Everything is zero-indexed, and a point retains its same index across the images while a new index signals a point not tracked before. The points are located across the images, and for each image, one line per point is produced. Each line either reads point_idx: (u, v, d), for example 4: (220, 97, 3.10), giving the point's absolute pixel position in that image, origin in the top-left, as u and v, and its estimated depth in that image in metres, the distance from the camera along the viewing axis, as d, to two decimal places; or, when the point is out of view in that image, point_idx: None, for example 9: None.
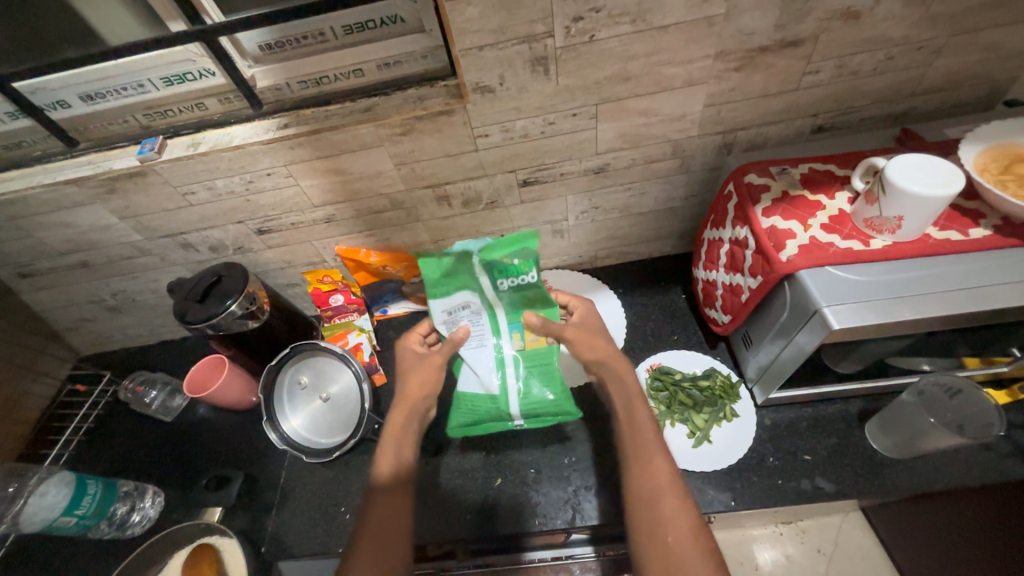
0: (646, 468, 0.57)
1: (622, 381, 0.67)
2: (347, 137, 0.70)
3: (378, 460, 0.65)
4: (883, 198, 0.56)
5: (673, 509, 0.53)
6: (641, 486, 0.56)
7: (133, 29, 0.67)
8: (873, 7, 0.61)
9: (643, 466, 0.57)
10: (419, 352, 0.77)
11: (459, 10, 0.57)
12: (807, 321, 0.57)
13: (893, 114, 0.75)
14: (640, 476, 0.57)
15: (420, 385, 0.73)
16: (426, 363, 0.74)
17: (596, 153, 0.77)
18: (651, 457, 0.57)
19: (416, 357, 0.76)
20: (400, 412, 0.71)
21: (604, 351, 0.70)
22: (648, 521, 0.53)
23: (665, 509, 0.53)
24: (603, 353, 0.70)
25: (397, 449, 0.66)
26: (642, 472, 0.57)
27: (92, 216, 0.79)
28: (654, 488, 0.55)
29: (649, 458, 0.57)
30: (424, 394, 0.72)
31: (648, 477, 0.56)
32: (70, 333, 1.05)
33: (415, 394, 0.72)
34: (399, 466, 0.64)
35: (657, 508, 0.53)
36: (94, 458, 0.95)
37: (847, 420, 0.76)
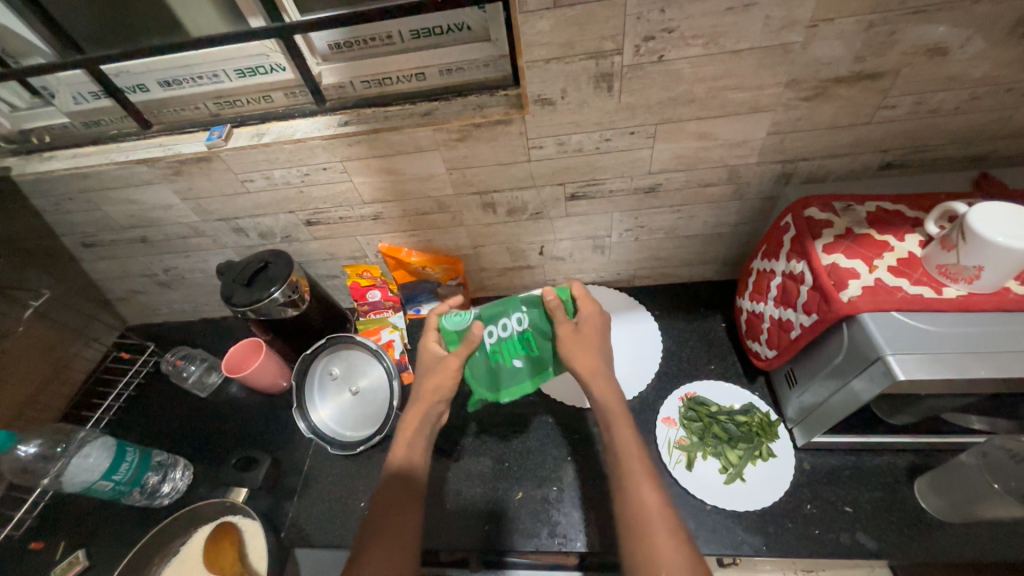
0: (632, 503, 0.55)
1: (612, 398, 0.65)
2: (405, 139, 0.72)
3: (393, 453, 0.65)
4: (962, 245, 0.53)
5: (664, 542, 0.51)
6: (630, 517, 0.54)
7: (216, 22, 0.70)
8: (963, 44, 0.58)
9: (631, 499, 0.55)
10: (435, 353, 0.72)
11: (531, 23, 0.57)
12: (866, 368, 0.54)
13: (970, 156, 0.71)
14: (628, 512, 0.55)
15: (435, 384, 0.69)
16: (442, 365, 0.70)
17: (648, 172, 0.76)
18: (638, 486, 0.56)
19: (433, 358, 0.72)
20: (414, 413, 0.68)
21: (586, 359, 0.67)
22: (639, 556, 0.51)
23: (654, 544, 0.51)
24: (590, 358, 0.67)
25: (415, 445, 0.66)
26: (631, 505, 0.55)
27: (156, 195, 0.83)
28: (644, 521, 0.53)
29: (636, 488, 0.56)
30: (440, 395, 0.69)
31: (635, 508, 0.55)
32: (122, 302, 1.10)
33: (427, 391, 0.69)
34: (410, 463, 0.64)
35: (644, 542, 0.52)
36: (130, 426, 0.99)
37: (894, 474, 0.72)
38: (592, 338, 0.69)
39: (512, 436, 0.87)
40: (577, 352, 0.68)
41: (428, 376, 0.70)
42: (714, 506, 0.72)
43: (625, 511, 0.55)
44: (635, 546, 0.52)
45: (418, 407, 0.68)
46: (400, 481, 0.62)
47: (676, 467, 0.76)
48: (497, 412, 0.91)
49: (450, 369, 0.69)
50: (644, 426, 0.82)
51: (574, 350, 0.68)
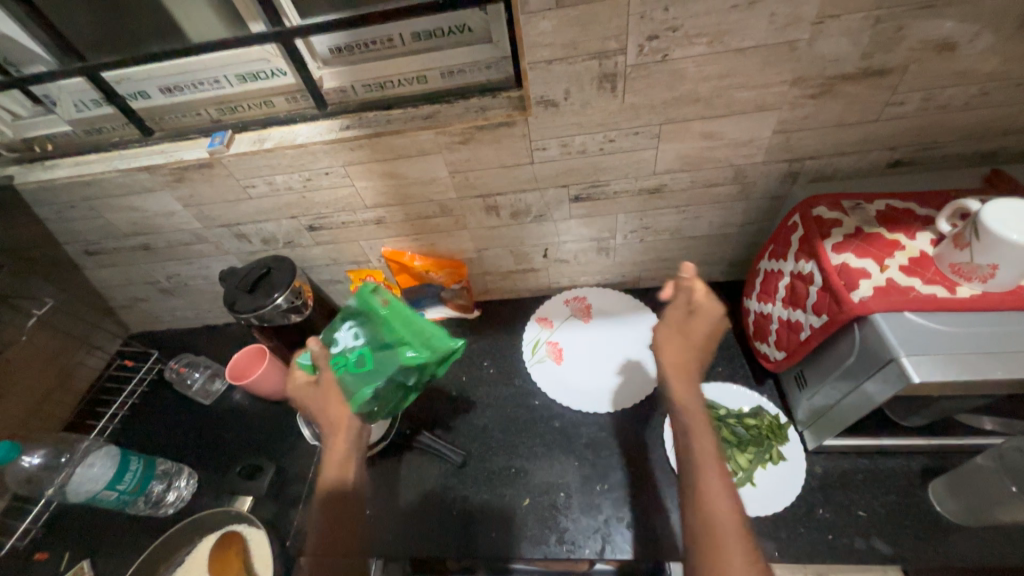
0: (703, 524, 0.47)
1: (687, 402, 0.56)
2: (407, 142, 0.71)
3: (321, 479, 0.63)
4: (976, 243, 0.52)
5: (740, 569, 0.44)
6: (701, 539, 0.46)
7: (216, 28, 0.70)
8: (972, 39, 0.57)
9: (699, 519, 0.47)
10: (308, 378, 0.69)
11: (533, 24, 0.56)
12: (880, 370, 0.53)
13: (981, 152, 0.70)
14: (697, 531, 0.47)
15: (340, 404, 0.67)
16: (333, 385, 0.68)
17: (653, 173, 0.75)
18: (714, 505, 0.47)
19: (308, 383, 0.69)
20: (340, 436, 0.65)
21: (681, 358, 0.57)
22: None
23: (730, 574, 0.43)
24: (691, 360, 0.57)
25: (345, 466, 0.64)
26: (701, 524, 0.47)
27: (158, 202, 0.83)
28: (715, 546, 0.45)
29: (710, 508, 0.47)
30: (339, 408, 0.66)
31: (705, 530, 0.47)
32: (125, 310, 1.10)
33: (343, 409, 0.67)
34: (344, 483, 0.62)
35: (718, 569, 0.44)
36: (134, 434, 0.98)
37: (908, 477, 0.71)
38: (692, 334, 0.58)
39: (518, 441, 0.87)
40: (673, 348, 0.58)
41: (317, 397, 0.68)
42: None
43: (695, 534, 0.47)
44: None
45: (341, 432, 0.65)
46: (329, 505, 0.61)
47: None
48: (502, 417, 0.90)
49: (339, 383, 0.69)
50: None
51: (669, 346, 0.58)
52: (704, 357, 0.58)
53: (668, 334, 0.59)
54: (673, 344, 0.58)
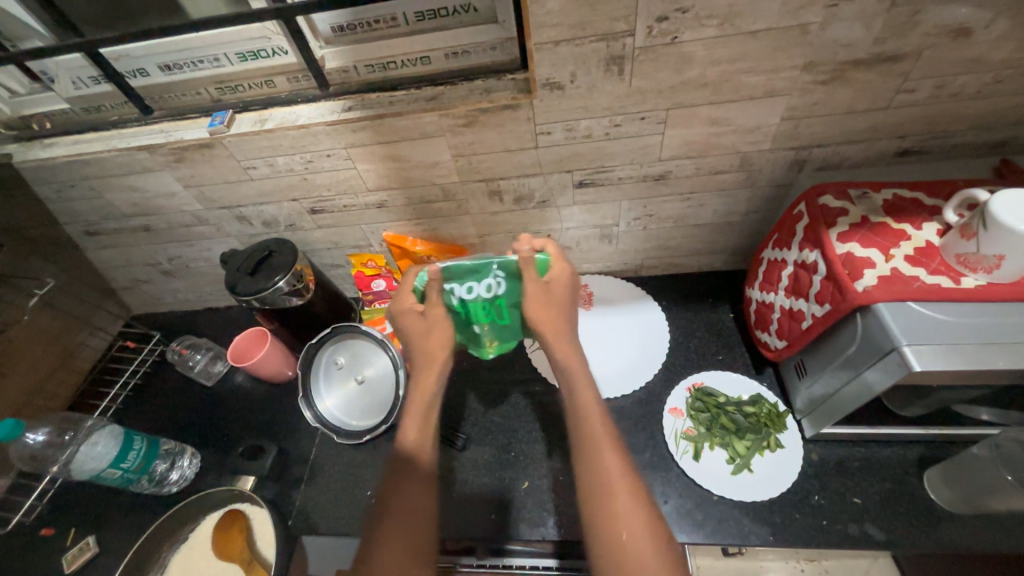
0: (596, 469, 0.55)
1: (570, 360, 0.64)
2: (410, 125, 0.70)
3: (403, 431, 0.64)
4: (983, 234, 0.52)
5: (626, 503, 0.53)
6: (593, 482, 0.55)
7: (216, 4, 0.68)
8: (988, 25, 0.56)
9: (595, 467, 0.55)
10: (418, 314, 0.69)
11: (540, 3, 0.55)
12: (880, 359, 0.53)
13: (990, 142, 0.70)
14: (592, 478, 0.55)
15: (437, 345, 0.69)
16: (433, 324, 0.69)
17: (658, 159, 0.74)
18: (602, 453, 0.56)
19: (418, 318, 0.69)
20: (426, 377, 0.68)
21: (552, 319, 0.66)
22: (602, 521, 0.52)
23: (617, 511, 0.52)
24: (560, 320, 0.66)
25: (425, 424, 0.65)
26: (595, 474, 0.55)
27: (159, 182, 0.82)
28: (607, 489, 0.54)
29: (600, 455, 0.56)
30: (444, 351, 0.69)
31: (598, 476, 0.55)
32: (126, 291, 1.10)
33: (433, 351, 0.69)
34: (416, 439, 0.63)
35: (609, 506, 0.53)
36: (137, 414, 0.99)
37: (904, 466, 0.71)
38: (559, 300, 0.66)
39: (518, 426, 0.87)
40: (541, 313, 0.66)
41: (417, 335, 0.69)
42: (721, 496, 0.72)
43: (587, 476, 0.56)
44: (595, 510, 0.53)
45: (432, 370, 0.68)
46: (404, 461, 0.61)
47: (683, 457, 0.75)
48: (502, 402, 0.91)
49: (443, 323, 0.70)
50: (651, 416, 0.82)
51: (536, 308, 0.66)
52: (570, 318, 0.67)
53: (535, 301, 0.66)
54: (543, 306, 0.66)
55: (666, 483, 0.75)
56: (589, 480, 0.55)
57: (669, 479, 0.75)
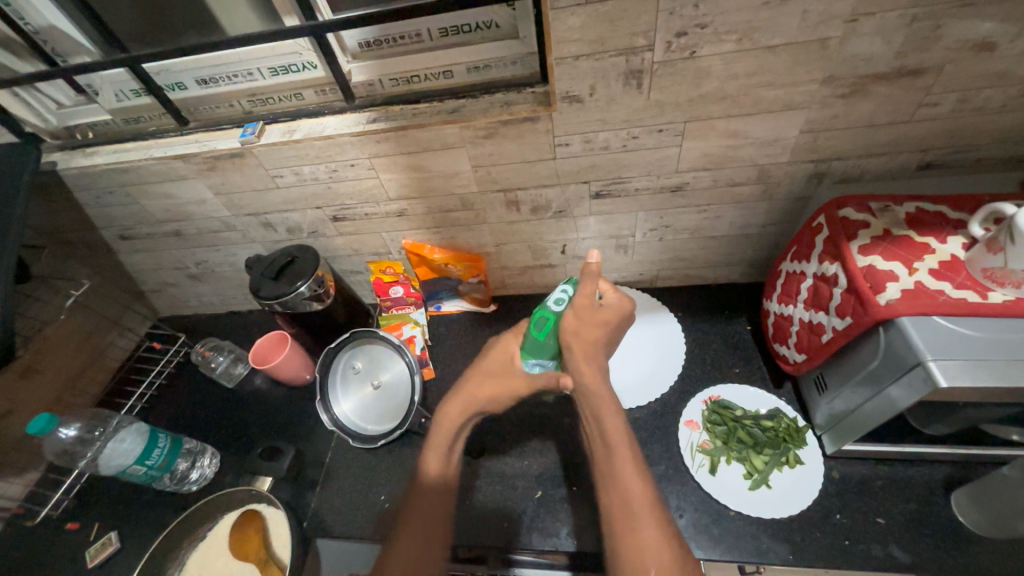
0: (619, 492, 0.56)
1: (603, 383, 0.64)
2: (432, 136, 0.72)
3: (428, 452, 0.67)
4: (1010, 247, 0.51)
5: (650, 533, 0.53)
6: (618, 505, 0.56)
7: (252, 21, 0.72)
8: (1013, 39, 0.55)
9: (618, 496, 0.56)
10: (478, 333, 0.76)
11: (562, 19, 0.57)
12: (904, 373, 0.52)
13: (1016, 157, 0.68)
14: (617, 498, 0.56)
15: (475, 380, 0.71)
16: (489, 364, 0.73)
17: (676, 171, 0.75)
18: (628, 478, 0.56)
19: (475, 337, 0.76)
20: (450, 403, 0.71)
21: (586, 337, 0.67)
22: (626, 549, 0.53)
23: (642, 540, 0.52)
24: (590, 341, 0.67)
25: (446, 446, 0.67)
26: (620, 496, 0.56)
27: (191, 190, 0.85)
28: (630, 514, 0.55)
29: (627, 484, 0.56)
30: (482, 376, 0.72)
31: (624, 499, 0.56)
32: (155, 294, 1.14)
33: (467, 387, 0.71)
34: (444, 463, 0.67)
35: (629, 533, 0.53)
36: (160, 414, 1.02)
37: (930, 486, 0.69)
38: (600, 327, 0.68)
39: (532, 434, 0.88)
40: (581, 330, 0.67)
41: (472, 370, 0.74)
42: (738, 511, 0.71)
43: (611, 500, 0.57)
44: (620, 539, 0.54)
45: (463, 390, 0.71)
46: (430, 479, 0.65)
47: (699, 471, 0.74)
48: (515, 410, 0.91)
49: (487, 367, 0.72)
50: (667, 428, 0.81)
51: (576, 325, 0.68)
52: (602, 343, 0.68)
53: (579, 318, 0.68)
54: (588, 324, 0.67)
55: (681, 497, 0.74)
56: (616, 509, 0.56)
57: (684, 492, 0.74)
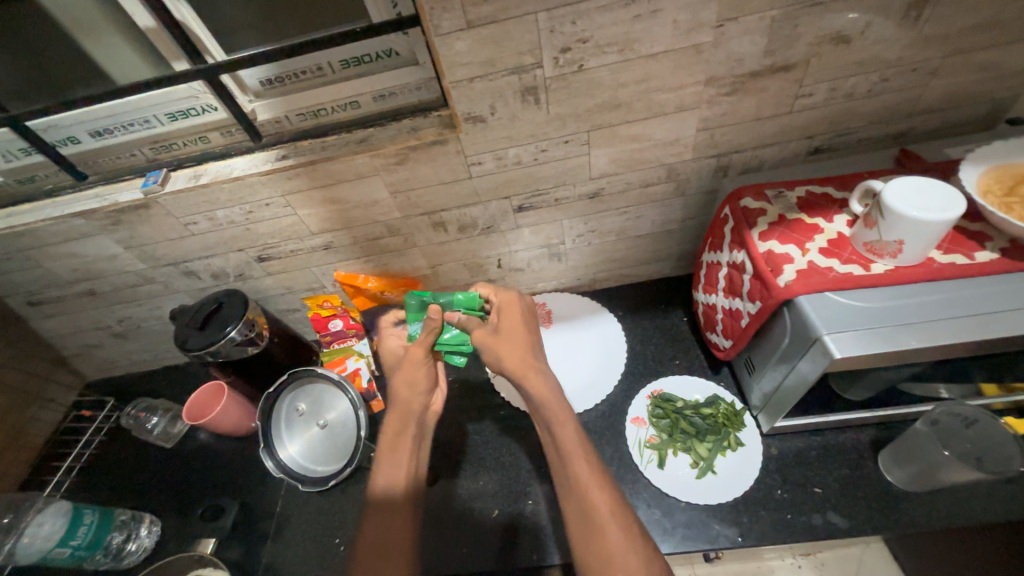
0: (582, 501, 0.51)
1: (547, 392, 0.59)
2: (344, 167, 0.72)
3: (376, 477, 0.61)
4: (881, 222, 0.54)
5: (616, 536, 0.49)
6: (579, 515, 0.51)
7: (141, 68, 0.70)
8: (864, 30, 0.60)
9: (581, 504, 0.51)
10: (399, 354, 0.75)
11: (449, 44, 0.58)
12: (808, 349, 0.55)
13: (891, 134, 0.74)
14: (577, 508, 0.52)
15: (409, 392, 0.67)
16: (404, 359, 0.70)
17: (590, 178, 0.77)
18: (588, 484, 0.52)
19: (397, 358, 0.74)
20: (396, 417, 0.66)
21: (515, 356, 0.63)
22: (592, 557, 0.49)
23: (608, 545, 0.49)
24: (522, 356, 0.63)
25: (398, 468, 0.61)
26: (579, 504, 0.52)
27: (99, 246, 0.81)
28: (595, 524, 0.50)
29: (587, 491, 0.52)
30: (417, 390, 0.67)
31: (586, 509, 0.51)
32: (78, 358, 1.07)
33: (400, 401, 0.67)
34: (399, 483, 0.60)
35: (594, 542, 0.49)
36: (91, 487, 0.95)
37: (858, 449, 0.73)
38: (513, 333, 0.66)
39: (485, 453, 0.87)
40: (508, 348, 0.64)
41: (396, 377, 0.69)
42: (688, 501, 0.72)
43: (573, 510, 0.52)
44: (585, 548, 0.50)
45: (397, 410, 0.66)
46: (389, 507, 0.58)
47: (648, 467, 0.76)
48: (467, 430, 0.90)
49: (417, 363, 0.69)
50: (615, 429, 0.82)
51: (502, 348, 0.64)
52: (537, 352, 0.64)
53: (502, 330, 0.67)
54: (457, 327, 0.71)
55: (634, 496, 0.75)
56: (577, 520, 0.51)
57: (636, 491, 0.75)
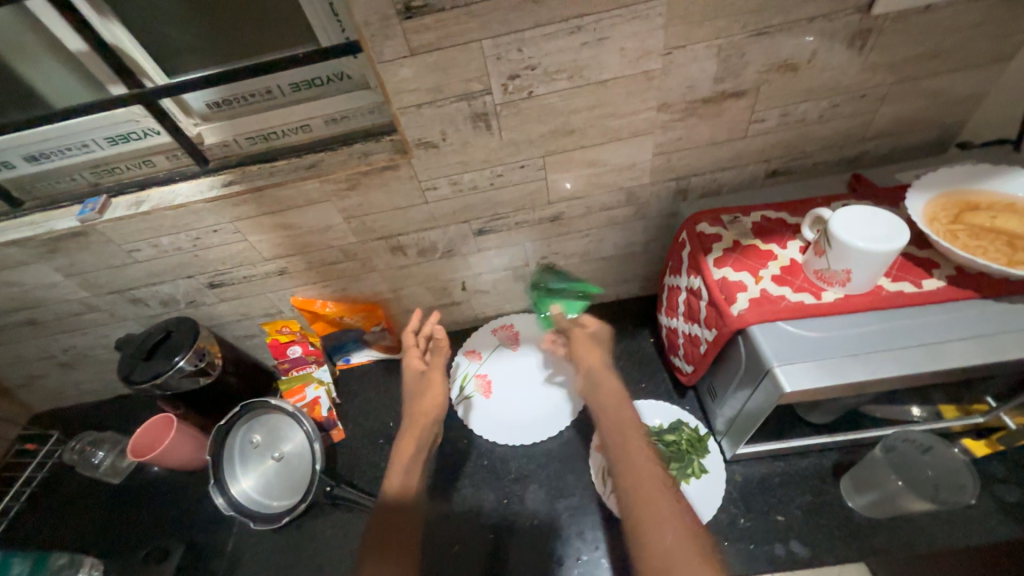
0: (643, 497, 0.54)
1: (624, 408, 0.68)
2: (293, 193, 0.70)
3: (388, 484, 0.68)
4: (829, 250, 0.54)
5: (674, 533, 0.50)
6: (636, 510, 0.53)
7: (77, 90, 0.67)
8: (812, 58, 0.61)
9: (643, 499, 0.54)
10: (419, 370, 0.83)
11: (393, 71, 0.56)
12: (762, 380, 0.54)
13: (846, 158, 0.75)
14: (636, 502, 0.54)
15: (429, 404, 0.79)
16: (425, 381, 0.82)
17: (549, 203, 0.76)
18: (649, 482, 0.56)
19: (417, 375, 0.83)
20: (407, 445, 0.73)
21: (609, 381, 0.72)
22: (652, 548, 0.49)
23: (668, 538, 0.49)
24: (615, 380, 0.72)
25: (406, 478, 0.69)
26: (638, 499, 0.54)
27: (36, 275, 0.77)
28: (654, 516, 0.52)
29: (648, 490, 0.55)
30: (435, 407, 0.79)
31: (644, 504, 0.53)
32: (22, 388, 1.01)
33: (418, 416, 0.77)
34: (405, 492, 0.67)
35: (650, 536, 0.50)
36: (30, 528, 0.89)
37: (821, 475, 0.72)
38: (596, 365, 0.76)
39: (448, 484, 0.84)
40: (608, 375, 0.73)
41: (417, 395, 0.81)
42: None
43: (632, 505, 0.54)
44: (640, 542, 0.50)
45: (414, 431, 0.75)
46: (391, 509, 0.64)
47: None
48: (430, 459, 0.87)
49: (438, 382, 0.81)
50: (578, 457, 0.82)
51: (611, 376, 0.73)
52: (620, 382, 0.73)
53: (590, 358, 0.77)
54: (594, 351, 0.77)
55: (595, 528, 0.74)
56: (637, 515, 0.53)
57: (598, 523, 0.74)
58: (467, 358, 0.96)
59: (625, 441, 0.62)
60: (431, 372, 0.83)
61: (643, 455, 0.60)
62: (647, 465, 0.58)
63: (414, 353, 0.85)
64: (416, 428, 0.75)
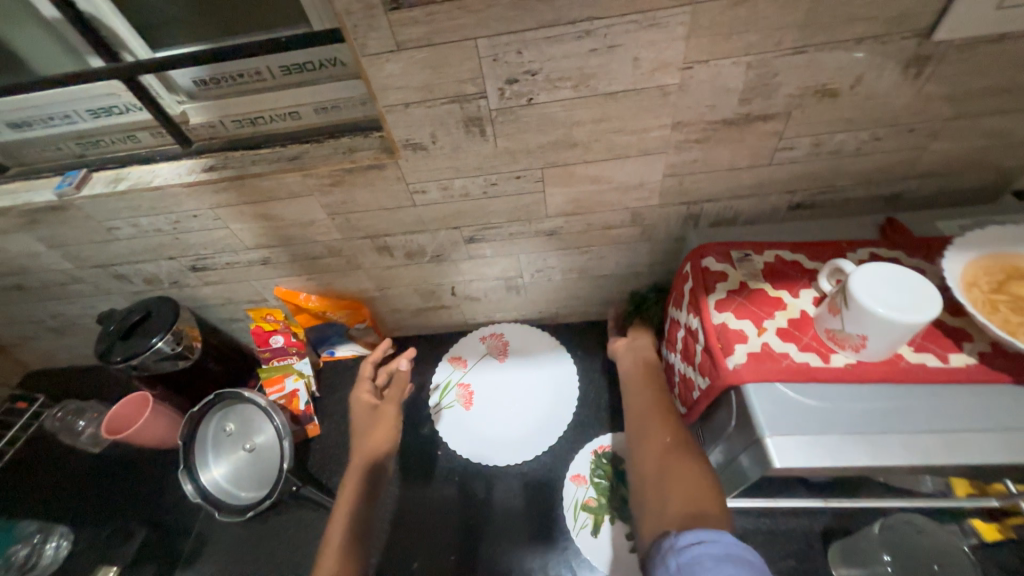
0: (651, 442, 0.55)
1: (644, 376, 0.68)
2: (274, 184, 0.66)
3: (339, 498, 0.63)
4: (844, 310, 0.48)
5: (682, 472, 0.49)
6: (646, 455, 0.54)
7: (58, 57, 0.64)
8: (855, 84, 0.53)
9: (650, 444, 0.55)
10: (371, 404, 0.78)
11: (378, 66, 0.51)
12: (749, 447, 0.49)
13: (882, 197, 0.67)
14: (644, 447, 0.55)
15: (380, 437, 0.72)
16: (377, 415, 0.75)
17: (546, 216, 0.71)
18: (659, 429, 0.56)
19: (368, 409, 0.77)
20: (356, 475, 0.66)
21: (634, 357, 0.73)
22: (655, 485, 0.50)
23: (676, 475, 0.49)
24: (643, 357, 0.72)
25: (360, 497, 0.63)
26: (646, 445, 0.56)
27: (18, 243, 0.76)
28: (666, 458, 0.52)
29: (659, 434, 0.56)
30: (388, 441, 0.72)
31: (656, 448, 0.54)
32: (15, 348, 1.02)
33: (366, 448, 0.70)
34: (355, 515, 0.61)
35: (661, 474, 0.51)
36: (10, 487, 0.91)
37: (808, 538, 0.67)
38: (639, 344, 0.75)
39: (417, 496, 0.81)
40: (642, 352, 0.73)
41: (367, 430, 0.73)
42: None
43: (641, 450, 0.56)
44: (646, 482, 0.52)
45: (364, 462, 0.68)
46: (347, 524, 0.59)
47: (580, 532, 0.73)
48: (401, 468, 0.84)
49: (390, 417, 0.75)
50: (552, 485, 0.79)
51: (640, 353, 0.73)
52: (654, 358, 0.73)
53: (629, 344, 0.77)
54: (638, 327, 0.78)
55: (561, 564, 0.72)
56: (647, 458, 0.54)
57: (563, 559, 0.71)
58: (452, 364, 0.93)
59: (641, 398, 0.63)
60: (383, 406, 0.77)
61: (662, 417, 0.58)
62: (667, 428, 0.56)
63: (367, 384, 0.81)
64: (364, 463, 0.67)
